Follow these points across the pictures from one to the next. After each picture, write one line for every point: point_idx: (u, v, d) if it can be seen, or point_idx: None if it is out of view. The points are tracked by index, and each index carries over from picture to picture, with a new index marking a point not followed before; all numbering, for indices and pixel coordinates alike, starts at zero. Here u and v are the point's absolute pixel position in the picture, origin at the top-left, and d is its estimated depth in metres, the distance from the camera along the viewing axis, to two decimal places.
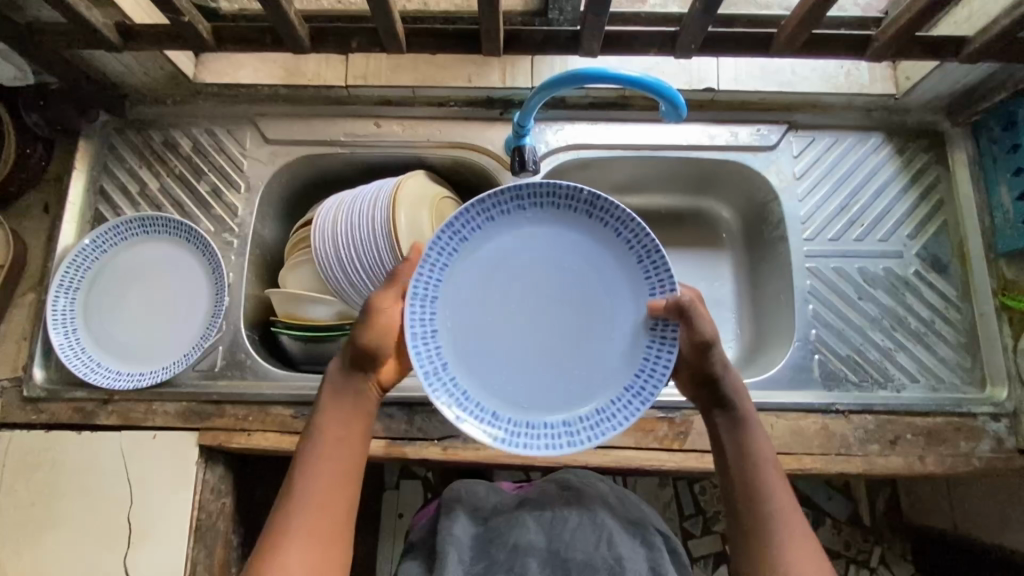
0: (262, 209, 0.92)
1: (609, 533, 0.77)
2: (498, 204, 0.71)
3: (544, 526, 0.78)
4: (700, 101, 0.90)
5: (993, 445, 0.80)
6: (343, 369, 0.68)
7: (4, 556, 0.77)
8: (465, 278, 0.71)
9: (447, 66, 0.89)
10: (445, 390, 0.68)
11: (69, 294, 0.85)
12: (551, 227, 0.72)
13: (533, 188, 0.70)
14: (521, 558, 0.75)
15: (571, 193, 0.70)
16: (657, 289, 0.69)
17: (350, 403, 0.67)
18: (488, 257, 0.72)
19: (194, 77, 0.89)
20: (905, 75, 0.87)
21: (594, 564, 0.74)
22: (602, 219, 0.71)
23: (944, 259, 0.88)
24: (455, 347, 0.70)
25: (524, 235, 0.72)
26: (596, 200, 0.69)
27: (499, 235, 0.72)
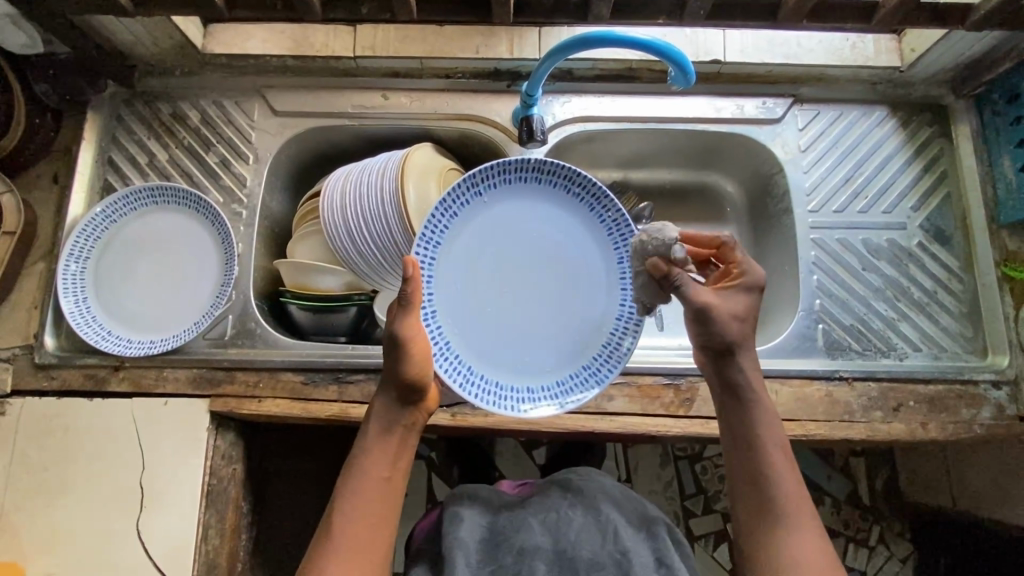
0: (270, 180, 0.93)
1: (614, 529, 0.76)
2: (460, 196, 0.73)
3: (548, 527, 0.76)
4: (706, 73, 0.90)
5: (994, 412, 0.82)
6: (386, 399, 0.65)
7: (17, 520, 0.78)
8: (450, 270, 0.74)
9: (455, 37, 0.90)
10: (473, 385, 0.71)
11: (80, 261, 0.86)
12: (510, 202, 0.76)
13: (486, 171, 0.73)
14: (530, 559, 0.73)
15: (522, 164, 0.74)
16: (613, 228, 0.75)
17: (391, 437, 0.65)
18: (464, 251, 0.74)
19: (202, 47, 0.89)
20: (911, 47, 0.88)
21: (602, 561, 0.73)
22: (551, 179, 0.76)
23: (946, 230, 0.89)
24: (465, 333, 0.73)
25: (494, 216, 0.75)
26: (542, 164, 0.74)
27: (471, 222, 0.75)
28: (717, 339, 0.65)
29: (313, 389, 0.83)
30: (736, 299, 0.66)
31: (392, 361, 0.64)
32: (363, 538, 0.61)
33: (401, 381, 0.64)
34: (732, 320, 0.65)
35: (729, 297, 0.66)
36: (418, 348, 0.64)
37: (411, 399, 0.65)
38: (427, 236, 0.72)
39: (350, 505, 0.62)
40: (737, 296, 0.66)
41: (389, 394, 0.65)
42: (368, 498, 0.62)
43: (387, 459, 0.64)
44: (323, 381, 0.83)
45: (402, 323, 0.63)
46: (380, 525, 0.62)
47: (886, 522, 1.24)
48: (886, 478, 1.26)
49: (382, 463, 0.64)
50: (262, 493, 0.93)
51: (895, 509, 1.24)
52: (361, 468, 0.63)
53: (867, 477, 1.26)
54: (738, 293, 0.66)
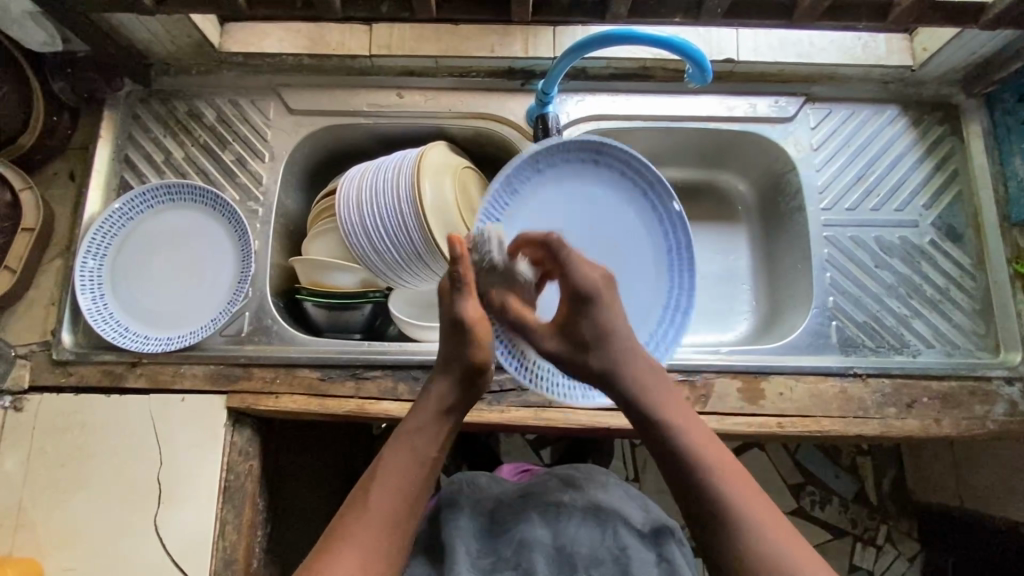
0: (286, 179, 0.93)
1: (615, 525, 0.72)
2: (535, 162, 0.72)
3: (548, 519, 0.73)
4: (719, 72, 0.91)
5: (1007, 408, 0.82)
6: (444, 379, 0.66)
7: (35, 515, 0.78)
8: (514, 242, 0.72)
9: (470, 36, 0.90)
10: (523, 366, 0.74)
11: (98, 258, 0.86)
12: (565, 181, 0.75)
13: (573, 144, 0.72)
14: (528, 552, 0.69)
15: (583, 145, 0.73)
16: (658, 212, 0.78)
17: (443, 420, 0.66)
18: (523, 230, 0.74)
19: (219, 46, 0.90)
20: (922, 46, 0.89)
21: (600, 557, 0.70)
22: (607, 163, 0.76)
23: (958, 228, 0.90)
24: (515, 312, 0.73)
25: (550, 195, 0.75)
26: (602, 147, 0.74)
27: (530, 199, 0.73)
28: (594, 373, 0.65)
29: (330, 385, 0.83)
30: (571, 324, 0.66)
31: (456, 343, 0.65)
32: (394, 515, 0.60)
33: (462, 364, 0.65)
34: (596, 349, 0.65)
35: (576, 325, 0.65)
36: (481, 330, 0.65)
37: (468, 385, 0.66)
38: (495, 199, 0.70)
39: (391, 474, 0.62)
40: (583, 323, 0.65)
41: (446, 377, 0.66)
42: (410, 475, 0.62)
43: (433, 439, 0.65)
44: (340, 377, 0.83)
45: (463, 305, 0.64)
46: (412, 505, 0.62)
47: (894, 521, 1.24)
48: (894, 477, 1.26)
49: (429, 443, 0.65)
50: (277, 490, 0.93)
51: (902, 508, 1.25)
52: (409, 443, 0.64)
53: (874, 476, 1.26)
54: (580, 317, 0.65)
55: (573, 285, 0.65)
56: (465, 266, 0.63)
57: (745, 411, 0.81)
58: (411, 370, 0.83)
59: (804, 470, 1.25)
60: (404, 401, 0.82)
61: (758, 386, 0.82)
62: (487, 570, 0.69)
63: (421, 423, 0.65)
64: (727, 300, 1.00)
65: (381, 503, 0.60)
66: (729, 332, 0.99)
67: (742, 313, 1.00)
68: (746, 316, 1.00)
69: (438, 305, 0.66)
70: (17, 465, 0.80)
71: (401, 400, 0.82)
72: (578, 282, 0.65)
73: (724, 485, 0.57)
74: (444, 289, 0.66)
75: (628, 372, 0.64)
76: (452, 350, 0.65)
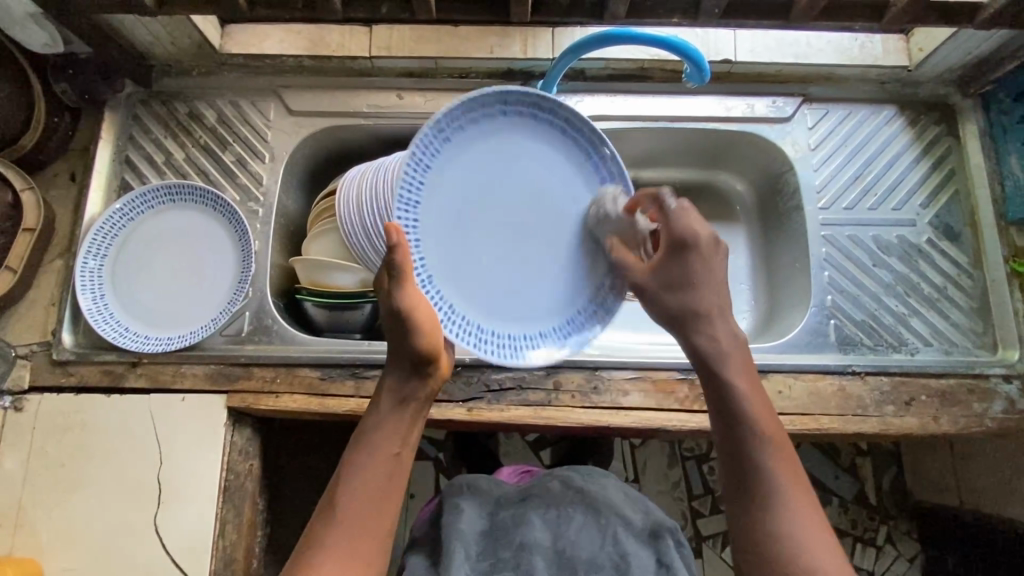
0: (286, 179, 0.94)
1: (615, 530, 0.72)
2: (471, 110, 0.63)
3: (548, 522, 0.73)
4: (717, 73, 0.92)
5: (1005, 406, 0.82)
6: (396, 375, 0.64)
7: (35, 515, 0.78)
8: (440, 195, 0.64)
9: (469, 37, 0.91)
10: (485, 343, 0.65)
11: (98, 258, 0.86)
12: (474, 138, 0.65)
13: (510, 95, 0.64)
14: (529, 555, 0.70)
15: (483, 97, 0.63)
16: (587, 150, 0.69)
17: (401, 413, 0.63)
18: (449, 200, 0.64)
19: (220, 47, 0.90)
20: (918, 46, 0.89)
21: (599, 563, 0.70)
22: (519, 110, 0.66)
23: (955, 227, 0.90)
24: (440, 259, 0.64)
25: (464, 158, 0.65)
26: (504, 93, 0.64)
27: (442, 172, 0.63)
28: (671, 314, 0.63)
29: (330, 384, 0.83)
30: (668, 266, 0.63)
31: (400, 335, 0.60)
32: (365, 516, 0.58)
33: (411, 354, 0.62)
34: (672, 292, 0.63)
35: (667, 267, 0.63)
36: (424, 319, 0.60)
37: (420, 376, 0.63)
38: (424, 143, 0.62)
39: (354, 480, 0.60)
40: (672, 265, 0.63)
41: (398, 369, 0.63)
42: (375, 474, 0.60)
43: (394, 436, 0.62)
44: (340, 377, 0.83)
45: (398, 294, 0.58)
46: (383, 502, 0.60)
47: (893, 522, 1.24)
48: (893, 478, 1.26)
49: (389, 439, 0.62)
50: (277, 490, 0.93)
51: (902, 508, 1.25)
52: (368, 442, 0.62)
53: (874, 477, 1.26)
54: (673, 263, 0.63)
55: (674, 233, 0.62)
56: (399, 252, 0.57)
57: None
58: None
59: (804, 470, 1.25)
60: None
61: None
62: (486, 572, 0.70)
63: (378, 422, 0.62)
64: None
65: (349, 507, 0.58)
66: None
67: (740, 313, 1.00)
68: (745, 316, 1.00)
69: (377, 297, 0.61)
70: (17, 465, 0.80)
71: None
72: (688, 234, 0.62)
73: (780, 475, 0.57)
74: (380, 280, 0.60)
75: (705, 330, 0.62)
76: (394, 343, 0.62)
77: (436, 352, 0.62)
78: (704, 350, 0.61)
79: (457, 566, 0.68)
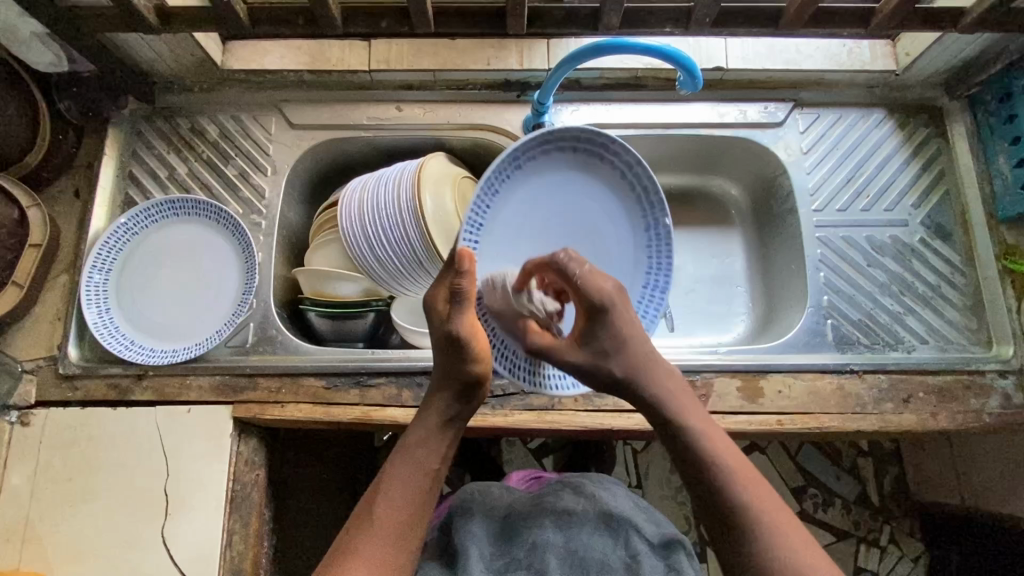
0: (288, 192, 0.95)
1: (628, 534, 0.73)
2: (500, 175, 0.68)
3: (561, 526, 0.72)
4: (709, 80, 0.94)
5: (1001, 401, 0.83)
6: (445, 394, 0.66)
7: (42, 530, 0.79)
8: (491, 255, 0.71)
9: (467, 49, 0.93)
10: (518, 368, 0.73)
11: (103, 272, 0.87)
12: (550, 172, 0.72)
13: (525, 147, 0.68)
14: (543, 554, 0.69)
15: (562, 134, 0.69)
16: (645, 203, 0.74)
17: (443, 431, 0.66)
18: (505, 226, 0.72)
19: (221, 63, 0.92)
20: (905, 51, 0.92)
21: (610, 564, 0.70)
22: (588, 150, 0.72)
23: (947, 226, 0.92)
24: (503, 308, 0.72)
25: (530, 189, 0.72)
26: (582, 134, 0.69)
27: (505, 202, 0.71)
28: (619, 373, 0.66)
29: (335, 393, 0.84)
30: (589, 332, 0.66)
31: (453, 360, 0.64)
32: (402, 525, 0.61)
33: (462, 378, 0.65)
34: (603, 357, 0.66)
35: (591, 339, 0.66)
36: (478, 345, 0.64)
37: (466, 397, 0.66)
38: (470, 218, 0.68)
39: (393, 488, 0.62)
40: (597, 332, 0.65)
41: (445, 390, 0.66)
42: (414, 484, 0.63)
43: (436, 451, 0.65)
44: (344, 385, 0.84)
45: (459, 321, 0.63)
46: (419, 514, 0.63)
47: (896, 522, 1.24)
48: (895, 478, 1.26)
49: (432, 455, 0.65)
50: (282, 502, 0.94)
51: (904, 509, 1.25)
52: (411, 455, 0.64)
53: (876, 478, 1.26)
54: (591, 327, 0.65)
55: (586, 298, 0.64)
56: (466, 280, 0.62)
57: (745, 408, 0.82)
58: (415, 377, 0.84)
59: (805, 473, 1.26)
60: (408, 407, 0.83)
61: (757, 384, 0.83)
62: (500, 571, 0.69)
63: (422, 435, 0.65)
64: (723, 302, 1.02)
65: (386, 514, 0.61)
66: (727, 334, 1.00)
67: (738, 316, 1.02)
68: (743, 318, 1.01)
69: (433, 321, 0.65)
70: (24, 480, 0.80)
71: (406, 406, 0.83)
72: (594, 295, 0.64)
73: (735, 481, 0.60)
74: (441, 306, 0.65)
75: (647, 368, 0.66)
76: (444, 364, 0.65)
77: (484, 379, 0.65)
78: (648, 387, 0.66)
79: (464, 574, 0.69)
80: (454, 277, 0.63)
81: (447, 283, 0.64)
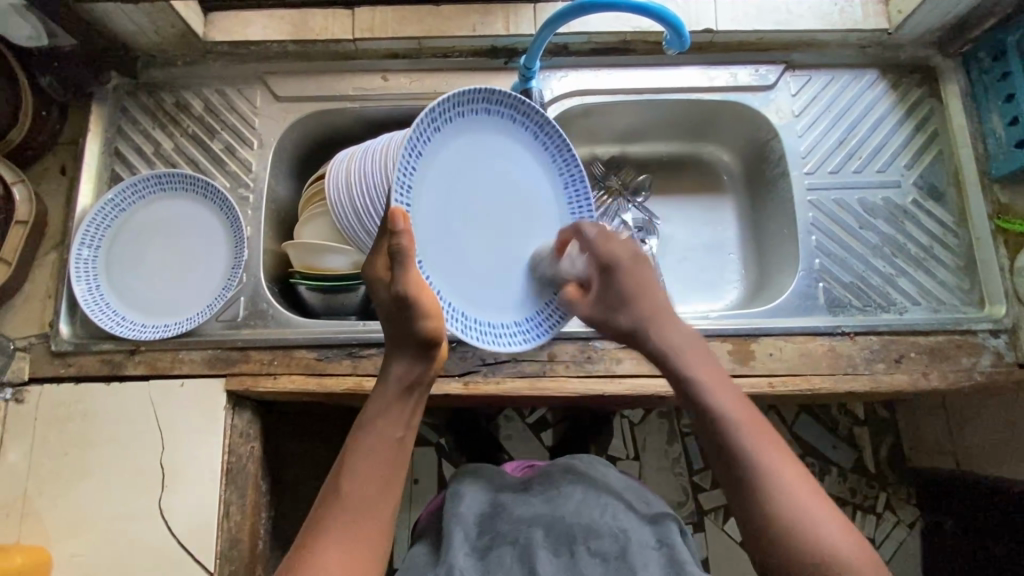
0: (275, 166, 0.94)
1: (615, 506, 0.72)
2: (424, 133, 0.65)
3: (547, 499, 0.73)
4: (699, 43, 0.92)
5: (993, 359, 0.83)
6: (402, 362, 0.64)
7: (41, 503, 0.79)
8: (427, 222, 0.67)
9: (452, 16, 0.91)
10: (472, 327, 0.70)
11: (92, 248, 0.87)
12: (469, 133, 0.71)
13: (444, 103, 0.66)
14: (529, 528, 0.70)
15: (474, 94, 0.69)
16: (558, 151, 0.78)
17: (404, 401, 0.64)
18: (439, 185, 0.68)
19: (203, 35, 0.90)
20: (898, 9, 0.90)
21: (598, 530, 0.69)
22: (496, 109, 0.73)
23: (940, 187, 0.91)
24: (455, 276, 0.69)
25: (454, 149, 0.69)
26: (490, 92, 0.71)
27: (433, 161, 0.67)
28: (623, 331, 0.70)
29: (328, 364, 0.84)
30: (606, 292, 0.71)
31: (403, 321, 0.62)
32: (369, 498, 0.60)
33: (413, 340, 0.62)
34: (621, 309, 0.69)
35: (611, 298, 0.70)
36: (424, 301, 0.61)
37: (424, 363, 0.64)
38: (400, 178, 0.63)
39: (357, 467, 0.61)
40: (613, 291, 0.70)
41: (401, 357, 0.64)
42: (376, 461, 0.61)
43: (396, 422, 0.63)
44: (337, 357, 0.84)
45: (402, 278, 0.60)
46: (384, 488, 0.61)
47: (892, 488, 1.25)
48: (890, 445, 1.27)
49: (391, 428, 0.63)
50: (280, 476, 0.94)
51: (901, 474, 1.26)
52: (370, 431, 0.62)
53: (872, 446, 1.27)
54: (608, 291, 0.70)
55: (601, 266, 0.71)
56: (403, 238, 0.59)
57: (737, 371, 0.82)
58: None
59: (802, 442, 1.27)
60: None
61: (748, 347, 0.83)
62: (487, 549, 0.70)
63: (381, 408, 0.63)
64: (716, 270, 1.02)
65: (354, 488, 0.60)
66: (719, 301, 1.00)
67: (730, 283, 1.01)
68: (736, 285, 1.01)
69: (380, 289, 0.63)
70: (21, 455, 0.81)
71: None
72: (605, 260, 0.71)
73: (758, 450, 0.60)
74: (383, 273, 0.63)
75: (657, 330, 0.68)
76: (396, 329, 0.63)
77: (439, 337, 0.62)
78: (659, 347, 0.67)
79: (453, 542, 0.69)
80: (390, 239, 0.60)
81: (384, 247, 0.62)
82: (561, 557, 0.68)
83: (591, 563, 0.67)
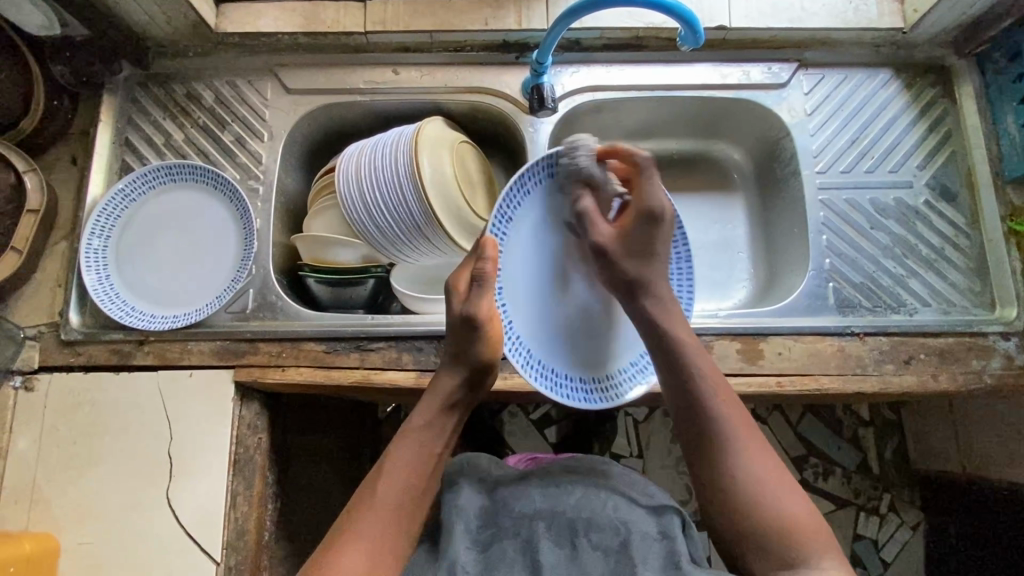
0: (285, 158, 0.94)
1: (617, 499, 0.72)
2: (530, 178, 0.73)
3: (548, 494, 0.73)
4: (712, 40, 0.92)
5: (1003, 362, 0.83)
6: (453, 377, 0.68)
7: (50, 492, 0.80)
8: (515, 255, 0.75)
9: (464, 10, 0.91)
10: (534, 367, 0.74)
11: (102, 238, 0.87)
12: None
13: (553, 156, 0.73)
14: (530, 522, 0.70)
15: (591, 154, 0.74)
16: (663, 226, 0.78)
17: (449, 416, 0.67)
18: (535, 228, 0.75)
19: (215, 26, 0.90)
20: (913, 8, 0.89)
21: (599, 524, 0.69)
22: (614, 173, 0.76)
23: (952, 188, 0.91)
24: (524, 312, 0.75)
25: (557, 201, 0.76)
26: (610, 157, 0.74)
27: (533, 207, 0.75)
28: (630, 279, 0.70)
29: (336, 357, 0.84)
30: (632, 231, 0.71)
31: (468, 340, 0.67)
32: (404, 502, 0.62)
33: (471, 360, 0.67)
34: (634, 258, 0.71)
35: (631, 236, 0.71)
36: (493, 330, 0.67)
37: (474, 383, 0.68)
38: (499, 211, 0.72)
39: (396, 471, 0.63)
40: (639, 234, 0.70)
41: (454, 375, 0.68)
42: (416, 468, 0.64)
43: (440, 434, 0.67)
44: (345, 350, 0.84)
45: (478, 302, 0.66)
46: (419, 496, 0.64)
47: (896, 490, 1.25)
48: (895, 447, 1.26)
49: (433, 439, 0.66)
50: (286, 468, 0.94)
51: (905, 476, 1.26)
52: (415, 439, 0.65)
53: (877, 447, 1.26)
54: (638, 229, 0.70)
55: (642, 206, 0.70)
56: (489, 263, 0.66)
57: (745, 370, 0.82)
58: (416, 341, 0.84)
59: (806, 442, 1.26)
60: (408, 370, 0.83)
61: (757, 346, 0.83)
62: (490, 541, 0.69)
63: (428, 418, 0.66)
64: (725, 268, 1.01)
65: (389, 494, 0.62)
66: (727, 300, 1.00)
67: (739, 281, 1.01)
68: (744, 284, 1.01)
69: (453, 301, 0.68)
70: (30, 443, 0.81)
71: (406, 370, 0.84)
72: (649, 199, 0.70)
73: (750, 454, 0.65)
74: (461, 285, 0.68)
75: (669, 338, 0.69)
76: (457, 345, 0.67)
77: (493, 363, 0.68)
78: (653, 311, 0.70)
79: (460, 537, 0.69)
80: (476, 261, 0.67)
81: (469, 267, 0.68)
82: (564, 550, 0.68)
83: (593, 557, 0.67)
